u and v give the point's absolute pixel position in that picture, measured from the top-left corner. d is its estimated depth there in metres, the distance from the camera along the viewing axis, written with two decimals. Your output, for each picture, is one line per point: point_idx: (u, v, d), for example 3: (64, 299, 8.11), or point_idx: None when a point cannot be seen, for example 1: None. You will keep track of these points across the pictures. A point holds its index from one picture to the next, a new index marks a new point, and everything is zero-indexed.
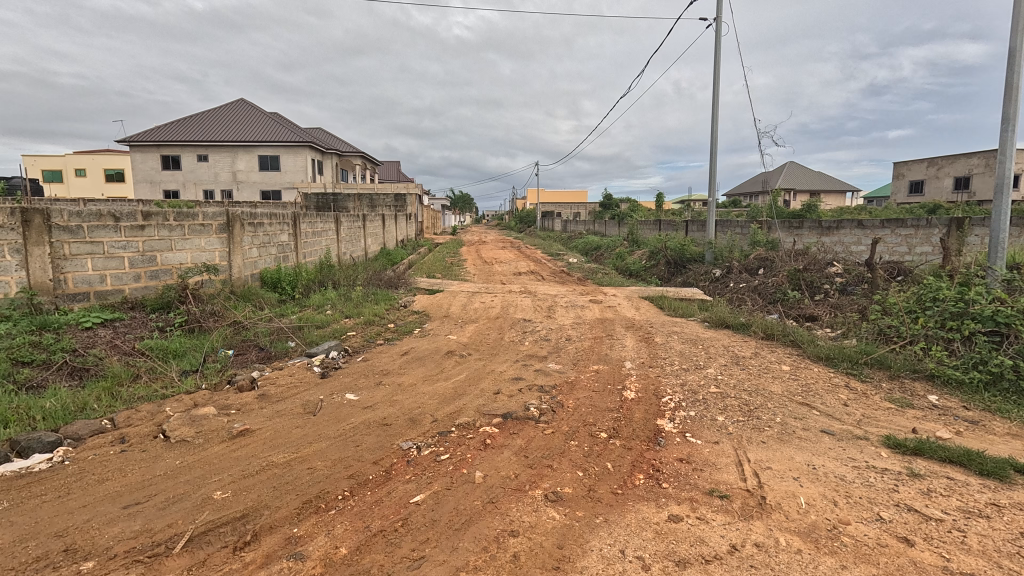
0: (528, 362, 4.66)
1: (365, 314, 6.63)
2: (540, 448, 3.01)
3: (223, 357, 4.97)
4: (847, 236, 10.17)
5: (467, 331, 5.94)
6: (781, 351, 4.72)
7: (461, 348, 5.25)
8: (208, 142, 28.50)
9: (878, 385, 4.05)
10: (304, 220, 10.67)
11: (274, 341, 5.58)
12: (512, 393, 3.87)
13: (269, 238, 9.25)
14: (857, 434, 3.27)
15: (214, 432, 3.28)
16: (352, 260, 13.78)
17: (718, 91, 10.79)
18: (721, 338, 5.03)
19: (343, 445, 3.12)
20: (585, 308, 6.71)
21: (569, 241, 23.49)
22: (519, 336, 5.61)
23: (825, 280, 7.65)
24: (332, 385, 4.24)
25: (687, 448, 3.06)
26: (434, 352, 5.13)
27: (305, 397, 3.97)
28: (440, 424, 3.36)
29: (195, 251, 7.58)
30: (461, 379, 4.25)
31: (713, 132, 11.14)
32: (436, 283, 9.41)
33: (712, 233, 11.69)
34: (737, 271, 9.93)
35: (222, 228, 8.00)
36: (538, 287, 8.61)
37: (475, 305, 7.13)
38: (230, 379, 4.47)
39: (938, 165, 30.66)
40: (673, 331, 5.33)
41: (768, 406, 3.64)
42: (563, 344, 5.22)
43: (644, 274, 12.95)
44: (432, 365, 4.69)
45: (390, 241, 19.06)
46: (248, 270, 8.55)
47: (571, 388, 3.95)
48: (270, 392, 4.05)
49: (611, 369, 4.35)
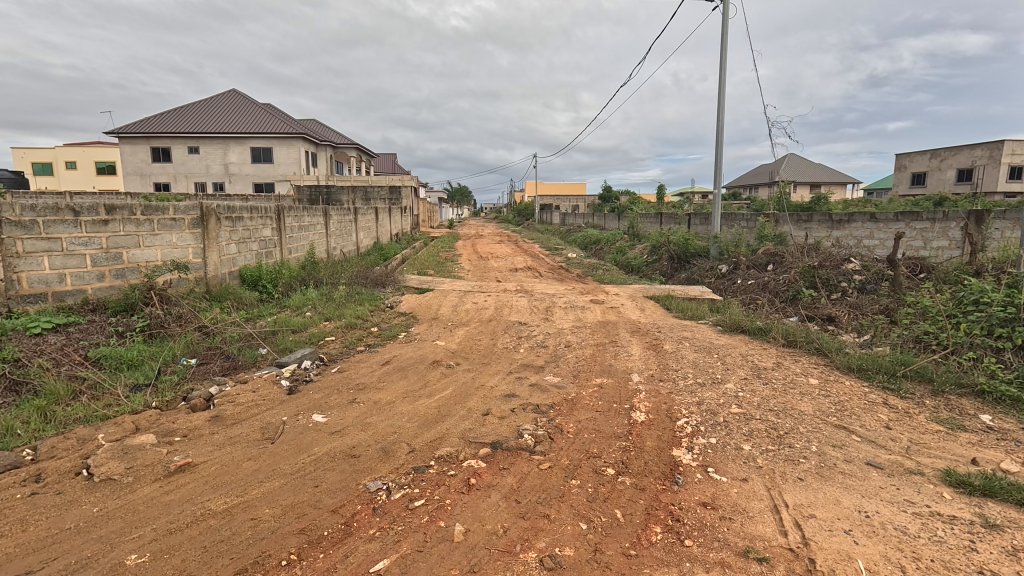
0: (521, 374, 4.14)
1: (347, 317, 6.09)
2: (534, 491, 2.51)
3: (182, 369, 4.43)
4: (859, 229, 9.67)
5: (456, 336, 5.42)
6: (806, 361, 4.20)
7: (449, 357, 4.73)
8: (198, 134, 27.84)
9: (920, 403, 3.53)
10: (288, 214, 10.11)
11: (243, 349, 5.05)
12: (504, 414, 3.36)
13: (250, 233, 8.71)
14: (909, 468, 2.77)
15: (148, 468, 2.75)
16: (342, 255, 13.30)
17: (724, 78, 10.24)
18: (737, 345, 4.52)
19: (299, 485, 2.60)
20: (586, 309, 6.18)
21: (567, 235, 22.97)
22: (514, 342, 5.08)
23: (842, 277, 7.17)
24: (299, 403, 3.72)
25: (711, 488, 2.55)
26: (418, 361, 4.61)
27: (265, 418, 3.45)
28: (417, 457, 2.84)
29: (164, 247, 7.03)
30: (446, 396, 3.73)
31: (720, 120, 10.64)
32: (427, 280, 8.89)
33: (718, 226, 11.22)
34: (744, 267, 9.45)
35: (196, 223, 7.45)
36: (535, 285, 8.12)
37: (467, 306, 6.62)
38: (185, 396, 3.95)
39: (941, 156, 30.10)
40: (683, 337, 4.81)
41: (801, 430, 3.13)
42: (562, 352, 4.70)
43: (646, 270, 12.43)
44: (414, 378, 4.17)
45: (383, 236, 18.52)
46: (225, 267, 8.00)
47: (571, 408, 3.44)
48: (226, 412, 3.52)
49: (616, 384, 3.83)
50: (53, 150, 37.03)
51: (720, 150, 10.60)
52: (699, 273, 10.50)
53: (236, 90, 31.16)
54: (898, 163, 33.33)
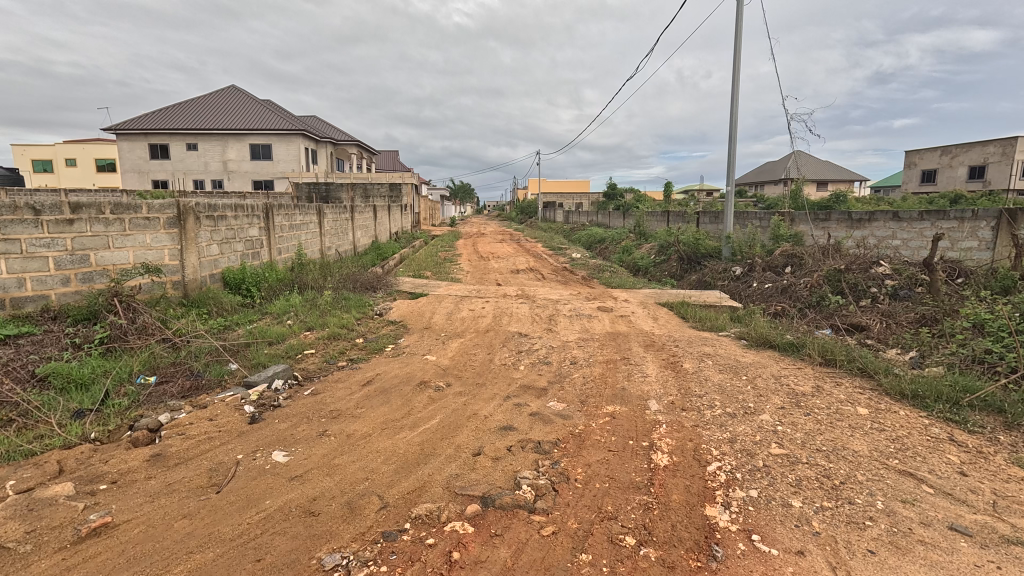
0: (520, 400, 3.58)
1: (331, 327, 5.55)
2: (533, 571, 1.96)
3: (136, 391, 3.89)
4: (880, 229, 9.11)
5: (449, 349, 4.87)
6: (849, 385, 3.63)
7: (439, 375, 4.18)
8: (196, 130, 27.36)
9: (995, 439, 2.94)
10: (277, 212, 9.57)
11: (211, 365, 4.51)
12: (498, 455, 2.81)
13: (234, 232, 8.19)
14: (1005, 535, 2.19)
15: (53, 532, 2.21)
16: (337, 255, 12.80)
17: (738, 70, 9.63)
18: (768, 364, 3.96)
19: (237, 559, 2.06)
20: (593, 318, 5.61)
21: (571, 234, 22.41)
22: (513, 357, 4.53)
23: (870, 282, 6.60)
24: (260, 437, 3.17)
25: (759, 566, 1.98)
26: (404, 381, 4.06)
27: (216, 457, 2.91)
28: (389, 517, 2.30)
29: (137, 248, 6.50)
30: (432, 428, 3.18)
31: (734, 113, 10.06)
32: (422, 283, 8.35)
33: (730, 225, 10.63)
34: (760, 270, 8.90)
35: (173, 222, 6.91)
36: (538, 290, 7.56)
37: (463, 313, 6.09)
38: (132, 424, 3.40)
39: (951, 153, 29.39)
40: (704, 354, 4.25)
41: (859, 480, 2.56)
42: (567, 370, 4.14)
43: (654, 271, 11.87)
44: (397, 403, 3.62)
45: (382, 234, 17.99)
46: (206, 270, 7.46)
47: (579, 446, 2.89)
48: (170, 449, 2.98)
49: (632, 414, 3.28)
50: (53, 147, 36.64)
51: (732, 148, 10.02)
52: (711, 275, 9.90)
53: (236, 85, 30.69)
54: (907, 160, 32.60)
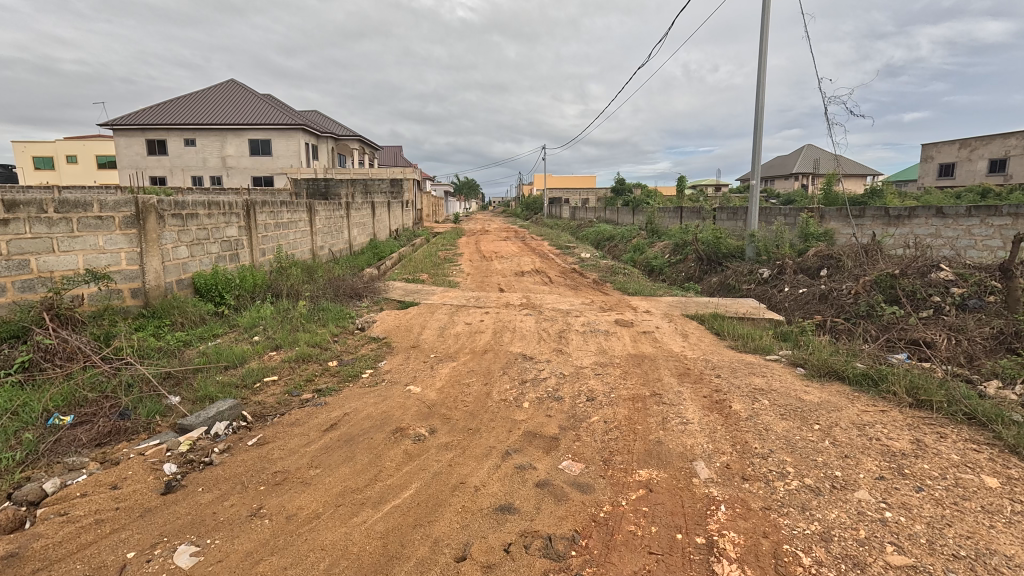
0: (523, 460, 2.72)
1: (300, 346, 4.70)
2: None
3: (34, 440, 3.02)
4: (922, 226, 8.16)
5: (438, 377, 4.02)
6: (956, 440, 2.72)
7: (421, 416, 3.32)
8: (193, 124, 26.60)
9: None
10: (259, 210, 8.74)
11: (144, 400, 3.64)
12: (491, 561, 1.96)
13: (206, 232, 7.36)
14: None
15: None
16: (330, 255, 12.01)
17: (765, 53, 8.63)
18: (843, 408, 3.07)
19: None
20: (611, 336, 4.72)
21: (578, 231, 21.53)
22: (515, 390, 3.66)
23: (930, 290, 5.68)
24: (168, 520, 2.32)
25: None
26: (377, 426, 3.20)
27: (95, 559, 2.06)
28: None
29: (88, 252, 5.68)
30: (404, 508, 2.34)
31: (761, 100, 9.11)
32: (414, 289, 7.51)
33: (755, 223, 9.70)
34: (791, 272, 8.00)
35: (131, 222, 6.06)
36: (545, 297, 6.70)
37: (458, 328, 5.24)
38: (10, 494, 2.55)
39: (970, 145, 28.19)
40: (755, 390, 3.38)
41: None
42: (583, 412, 3.27)
43: (669, 272, 10.97)
44: (363, 462, 2.77)
45: (382, 232, 17.19)
46: (171, 275, 6.63)
47: (606, 546, 2.03)
48: (34, 545, 2.13)
49: (675, 489, 2.40)
50: (52, 143, 36.02)
51: (757, 140, 9.09)
52: (734, 277, 8.99)
53: (234, 80, 29.91)
54: (923, 153, 31.36)
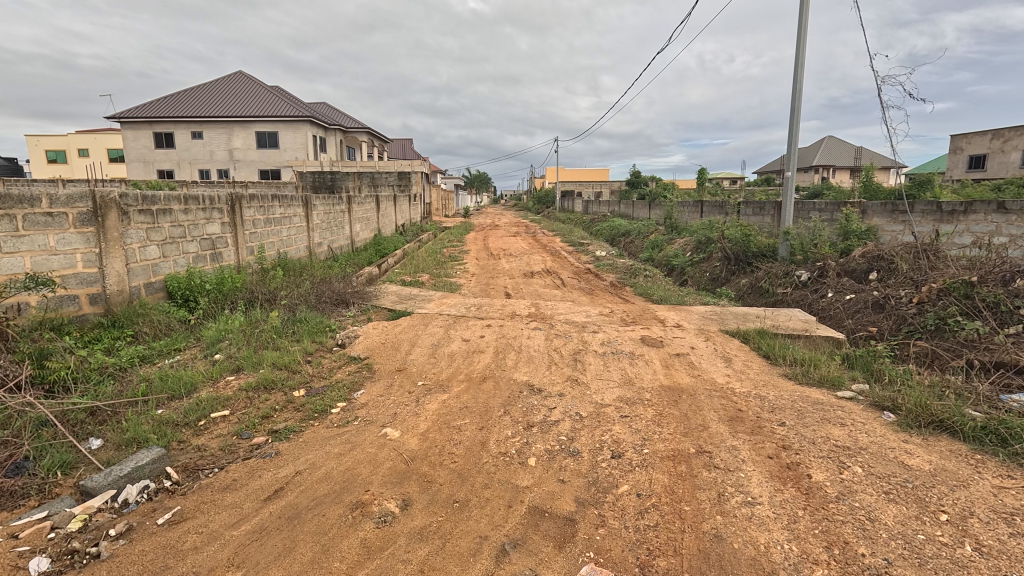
0: (526, 566, 1.91)
1: (263, 370, 3.94)
2: None
3: None
4: (983, 224, 7.16)
5: (424, 416, 3.22)
6: None
7: (394, 479, 2.53)
8: (198, 117, 26.05)
9: None
10: (245, 205, 8.01)
11: (53, 446, 2.89)
12: None
13: (181, 228, 6.62)
14: None
15: None
16: (329, 252, 11.31)
17: (805, 30, 7.60)
18: (971, 485, 2.20)
19: None
20: (637, 360, 3.89)
21: (592, 226, 20.67)
22: (518, 440, 2.85)
23: (1016, 301, 4.73)
24: None
25: None
26: (333, 496, 2.41)
27: None
28: None
29: (36, 253, 4.98)
30: None
31: (801, 81, 8.11)
32: (409, 293, 6.72)
33: (790, 218, 8.74)
34: (834, 275, 7.07)
35: (88, 219, 5.31)
36: (557, 305, 5.87)
37: (454, 345, 4.45)
38: None
39: (1004, 136, 26.58)
40: (837, 448, 2.53)
41: None
42: (608, 477, 2.45)
43: (692, 273, 10.06)
44: (301, 563, 1.98)
45: (387, 227, 16.39)
46: (139, 278, 5.91)
47: None
48: None
49: None
50: (66, 136, 35.84)
51: (794, 128, 8.14)
52: (768, 279, 8.06)
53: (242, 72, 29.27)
54: (953, 143, 29.71)
